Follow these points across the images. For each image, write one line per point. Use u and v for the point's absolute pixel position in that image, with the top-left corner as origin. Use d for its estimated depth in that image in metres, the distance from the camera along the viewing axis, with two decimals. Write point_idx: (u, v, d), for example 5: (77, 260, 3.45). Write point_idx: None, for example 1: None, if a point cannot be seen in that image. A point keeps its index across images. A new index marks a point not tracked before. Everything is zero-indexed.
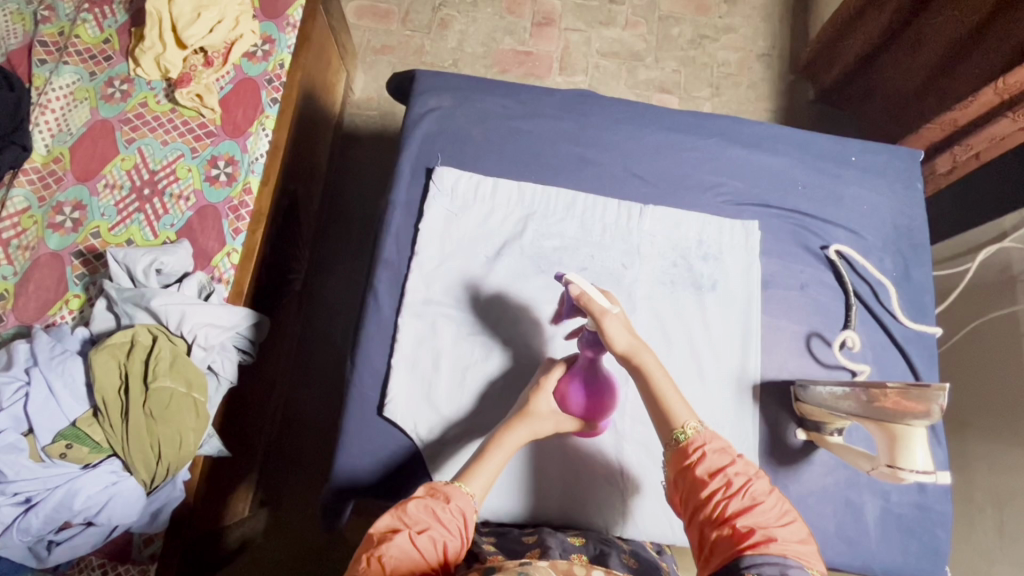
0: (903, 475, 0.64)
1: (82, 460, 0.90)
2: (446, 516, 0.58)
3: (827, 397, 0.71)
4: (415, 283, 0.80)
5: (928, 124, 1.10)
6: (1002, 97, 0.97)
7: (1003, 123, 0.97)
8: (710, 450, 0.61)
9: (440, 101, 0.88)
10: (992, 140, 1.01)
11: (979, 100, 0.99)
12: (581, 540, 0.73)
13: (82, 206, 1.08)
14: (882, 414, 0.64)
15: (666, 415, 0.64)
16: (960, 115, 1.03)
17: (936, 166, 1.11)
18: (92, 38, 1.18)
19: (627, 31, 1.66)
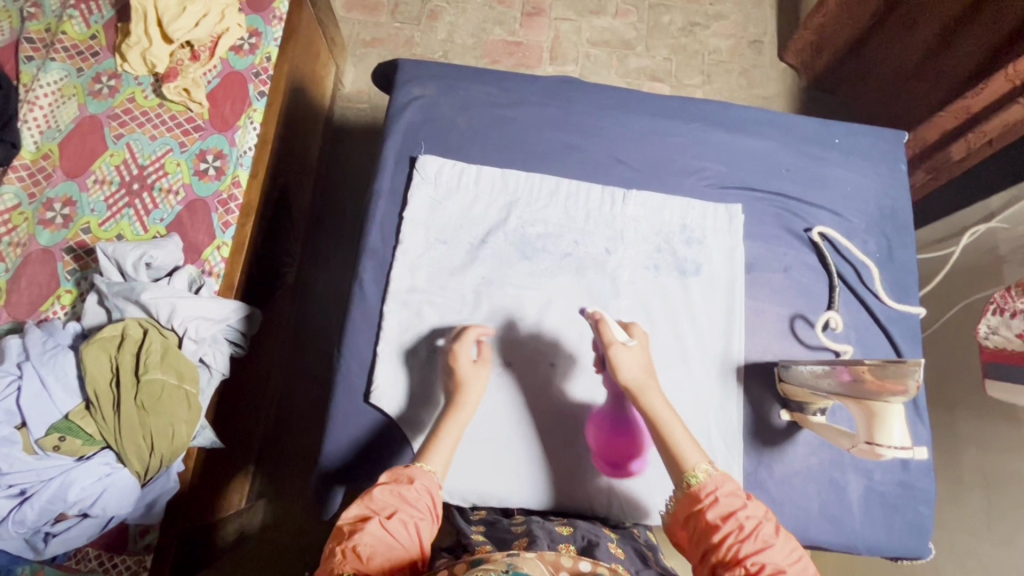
0: (882, 452, 0.64)
1: (76, 452, 0.91)
2: (412, 496, 0.61)
3: (807, 378, 0.72)
4: (400, 271, 0.81)
5: (942, 112, 1.06)
6: (1013, 83, 0.92)
7: (1016, 108, 0.92)
8: (722, 494, 0.59)
9: (423, 90, 0.88)
10: (1005, 126, 0.95)
11: (993, 84, 0.95)
12: (569, 529, 0.72)
13: (72, 202, 1.09)
14: (857, 391, 0.64)
15: (674, 459, 0.63)
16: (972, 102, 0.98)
17: (951, 154, 1.06)
18: (79, 34, 1.18)
19: (617, 19, 1.66)
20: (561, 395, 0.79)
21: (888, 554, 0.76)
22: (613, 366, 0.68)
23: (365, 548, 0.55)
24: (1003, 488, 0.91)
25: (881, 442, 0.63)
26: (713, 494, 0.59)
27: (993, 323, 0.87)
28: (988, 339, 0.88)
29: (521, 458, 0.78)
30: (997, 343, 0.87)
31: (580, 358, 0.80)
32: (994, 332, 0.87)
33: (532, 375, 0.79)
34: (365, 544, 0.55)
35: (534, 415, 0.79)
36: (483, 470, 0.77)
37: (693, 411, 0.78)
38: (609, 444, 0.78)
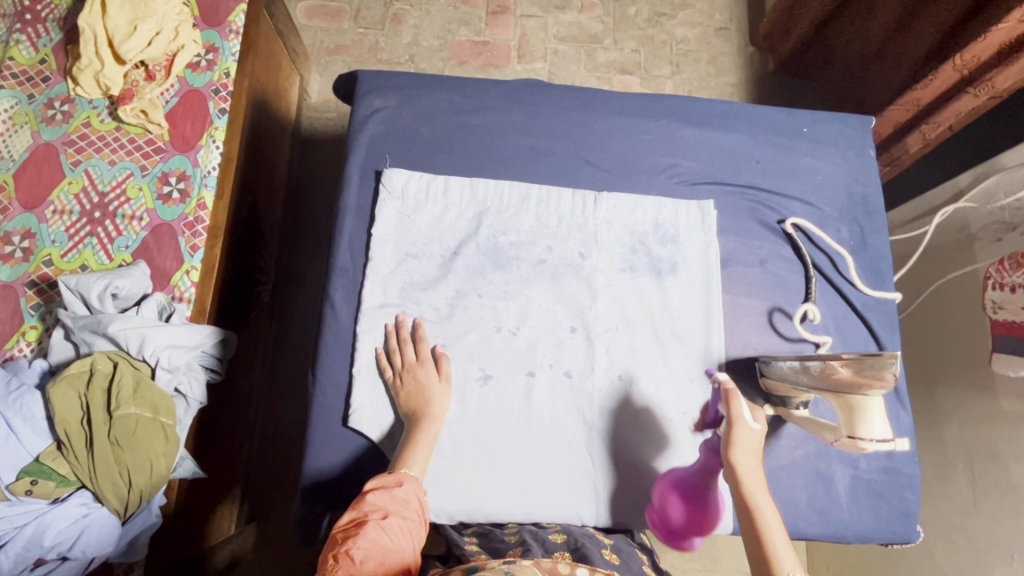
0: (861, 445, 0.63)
1: (50, 495, 0.88)
2: (402, 498, 0.63)
3: (786, 374, 0.72)
4: (372, 289, 0.79)
5: (893, 105, 1.10)
6: (961, 74, 0.97)
7: (965, 99, 0.98)
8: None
9: (385, 101, 0.86)
10: (958, 115, 1.01)
11: (940, 76, 0.99)
12: (562, 537, 0.72)
13: (31, 234, 1.05)
14: (834, 383, 0.64)
15: (763, 552, 0.58)
16: (922, 94, 1.04)
17: (908, 146, 1.12)
18: (27, 59, 1.14)
19: (584, 14, 1.64)
20: (545, 406, 0.77)
21: (877, 540, 0.77)
22: (730, 441, 0.64)
23: (361, 550, 0.55)
24: (987, 464, 0.92)
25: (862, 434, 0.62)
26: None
27: (996, 299, 0.93)
28: (996, 313, 0.92)
29: (506, 472, 0.75)
30: (1005, 316, 0.90)
31: (564, 366, 0.79)
32: (1000, 306, 0.92)
33: (514, 387, 0.78)
34: (362, 546, 0.56)
35: (520, 427, 0.77)
36: (471, 486, 0.74)
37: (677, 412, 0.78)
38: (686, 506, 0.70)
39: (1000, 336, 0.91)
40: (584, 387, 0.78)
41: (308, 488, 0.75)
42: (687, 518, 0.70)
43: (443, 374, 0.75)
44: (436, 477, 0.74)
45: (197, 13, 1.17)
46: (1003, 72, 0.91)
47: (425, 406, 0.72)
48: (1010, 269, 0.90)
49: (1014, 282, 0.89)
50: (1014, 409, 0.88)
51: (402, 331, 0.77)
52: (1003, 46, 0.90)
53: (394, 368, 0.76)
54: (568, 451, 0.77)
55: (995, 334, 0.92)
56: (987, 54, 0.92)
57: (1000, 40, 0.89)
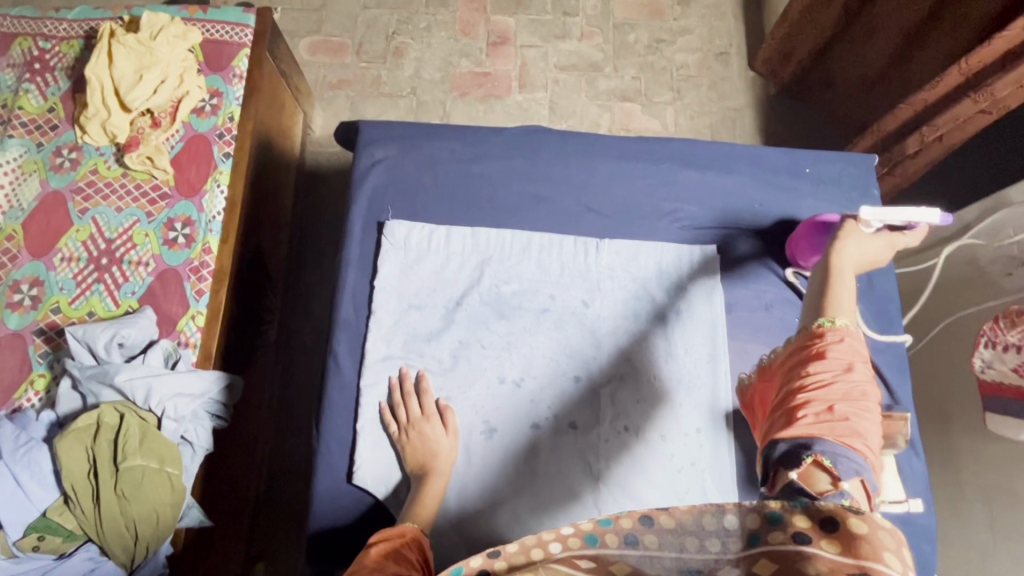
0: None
1: (57, 549, 0.89)
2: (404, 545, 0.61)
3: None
4: (375, 342, 0.79)
5: (899, 107, 1.11)
6: (966, 77, 0.98)
7: (965, 105, 0.98)
8: (839, 345, 0.56)
9: (386, 151, 0.87)
10: (956, 122, 1.01)
11: (948, 78, 1.01)
12: None
13: (40, 282, 1.07)
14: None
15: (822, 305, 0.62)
16: (930, 95, 1.04)
17: (905, 149, 1.12)
18: (36, 108, 1.16)
19: (583, 42, 1.65)
20: (551, 457, 0.77)
21: None
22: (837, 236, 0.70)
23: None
24: (1005, 505, 0.90)
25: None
26: (838, 338, 0.57)
27: (986, 357, 0.94)
28: (985, 373, 0.94)
29: (512, 526, 0.74)
30: (993, 377, 0.92)
31: (568, 417, 0.78)
32: (989, 367, 0.93)
33: (519, 439, 0.77)
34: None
35: (525, 479, 0.76)
36: (477, 542, 0.73)
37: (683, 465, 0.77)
38: (812, 221, 0.81)
39: (990, 396, 0.93)
40: (589, 438, 0.77)
41: (315, 546, 0.74)
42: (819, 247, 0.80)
43: (449, 428, 0.75)
44: (441, 535, 0.73)
45: (202, 59, 1.19)
46: (1004, 79, 0.91)
47: (431, 461, 0.72)
48: (1005, 327, 0.90)
49: (1007, 341, 0.90)
50: None
51: (406, 384, 0.77)
52: (1011, 50, 0.91)
53: (399, 422, 0.75)
54: (574, 503, 0.75)
55: (984, 394, 0.94)
56: (994, 57, 0.93)
57: (1007, 44, 0.91)
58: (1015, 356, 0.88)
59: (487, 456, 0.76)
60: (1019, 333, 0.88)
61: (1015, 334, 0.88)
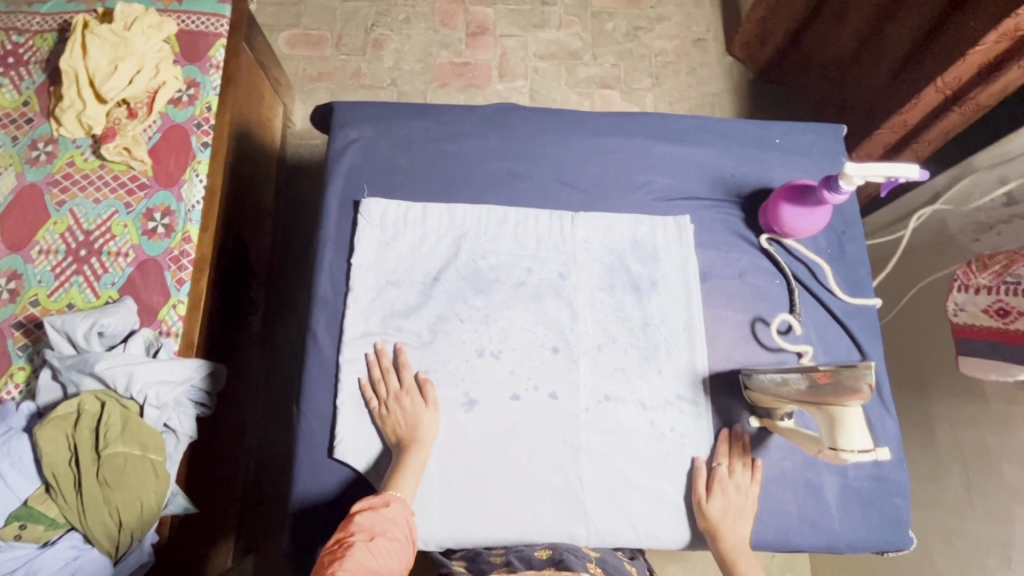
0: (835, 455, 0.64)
1: (40, 538, 0.88)
2: (389, 516, 0.63)
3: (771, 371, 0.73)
4: (354, 318, 0.80)
5: (880, 129, 1.12)
6: (944, 95, 1.00)
7: (952, 117, 1.01)
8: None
9: (361, 131, 0.87)
10: (945, 131, 1.05)
11: (925, 97, 1.02)
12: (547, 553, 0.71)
13: (17, 275, 1.06)
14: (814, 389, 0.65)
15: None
16: (911, 117, 1.06)
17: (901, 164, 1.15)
18: (10, 102, 1.15)
19: (562, 31, 1.66)
20: (531, 427, 0.78)
21: (870, 550, 0.76)
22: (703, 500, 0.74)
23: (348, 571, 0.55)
24: (979, 464, 0.92)
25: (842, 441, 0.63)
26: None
27: (959, 300, 0.86)
28: (956, 316, 0.87)
29: (494, 497, 0.75)
30: (965, 319, 0.85)
31: (548, 389, 0.79)
32: (961, 309, 0.85)
33: (499, 411, 0.78)
34: (349, 566, 0.55)
35: (506, 450, 0.77)
36: (460, 512, 0.74)
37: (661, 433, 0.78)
38: (791, 185, 0.81)
39: (963, 340, 0.85)
40: (569, 408, 0.78)
41: (299, 521, 0.74)
42: (793, 216, 0.81)
43: (429, 400, 0.75)
44: (424, 505, 0.74)
45: (178, 50, 1.18)
46: (985, 91, 0.95)
47: (412, 433, 0.73)
48: (977, 270, 0.84)
49: (979, 284, 0.84)
50: (1004, 410, 0.88)
51: (383, 360, 0.78)
52: (984, 65, 0.93)
53: (380, 397, 0.76)
54: (555, 473, 0.76)
55: (956, 337, 0.86)
56: (969, 75, 0.95)
57: (979, 60, 0.92)
58: (987, 298, 0.82)
59: (466, 428, 0.77)
60: (991, 274, 0.82)
61: (987, 275, 0.82)
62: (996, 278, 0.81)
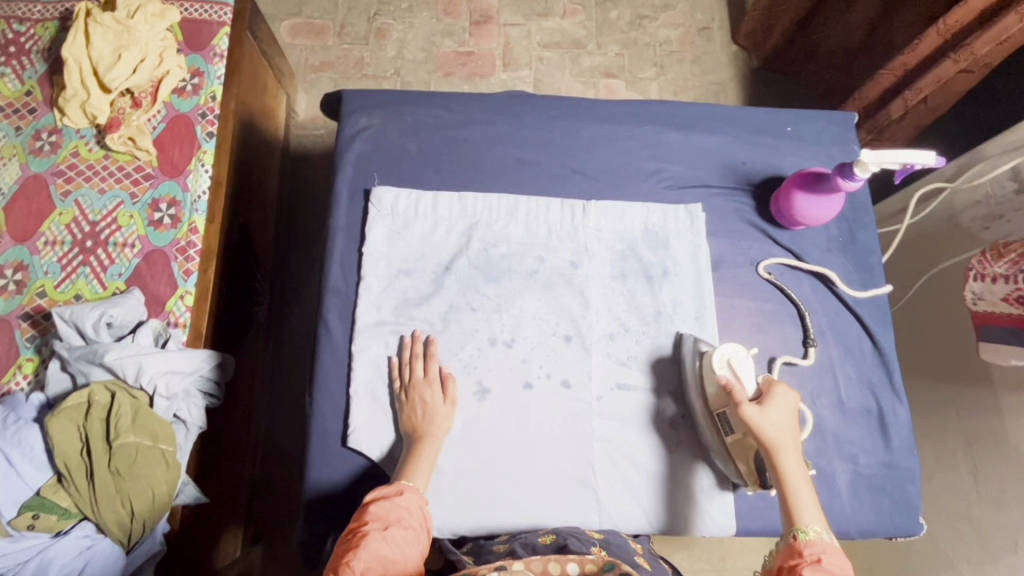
0: (762, 436, 0.67)
1: (53, 528, 0.88)
2: (405, 505, 0.63)
3: (704, 424, 0.75)
4: (366, 307, 0.79)
5: (879, 72, 1.13)
6: (945, 38, 1.01)
7: (947, 65, 1.02)
8: (829, 561, 0.59)
9: (370, 119, 0.87)
10: (937, 83, 1.06)
11: (925, 41, 1.03)
12: (550, 538, 0.70)
13: (23, 266, 1.05)
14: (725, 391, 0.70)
15: (791, 516, 0.64)
16: (908, 59, 1.07)
17: (890, 114, 1.16)
18: (13, 92, 1.14)
19: (566, 20, 1.65)
20: (542, 415, 0.78)
21: (879, 535, 0.77)
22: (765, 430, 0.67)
23: (361, 562, 0.56)
24: (987, 450, 0.93)
25: (754, 407, 0.68)
26: (817, 555, 0.59)
27: (976, 290, 0.86)
28: (976, 304, 0.86)
29: (505, 483, 0.75)
30: (985, 307, 0.85)
31: (560, 377, 0.79)
32: (980, 298, 0.86)
33: (512, 400, 0.78)
34: (362, 557, 0.57)
35: (518, 438, 0.77)
36: (472, 500, 0.74)
37: (675, 421, 0.78)
38: (803, 173, 0.81)
39: (982, 326, 0.86)
40: (580, 397, 0.78)
41: (313, 510, 0.75)
42: (809, 203, 0.80)
43: (449, 396, 0.75)
44: (437, 492, 0.74)
45: (181, 38, 1.17)
46: (981, 38, 0.96)
47: (427, 425, 0.72)
48: (991, 259, 0.84)
49: (995, 272, 0.83)
50: (1012, 398, 0.88)
51: (415, 346, 0.78)
52: (987, 9, 0.94)
53: (403, 381, 0.76)
54: (566, 460, 0.77)
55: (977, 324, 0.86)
56: (970, 19, 0.96)
57: (982, 4, 0.94)
58: (1005, 287, 0.81)
59: (479, 416, 0.77)
60: (1006, 263, 0.81)
61: (1004, 264, 0.82)
62: (1012, 266, 0.80)
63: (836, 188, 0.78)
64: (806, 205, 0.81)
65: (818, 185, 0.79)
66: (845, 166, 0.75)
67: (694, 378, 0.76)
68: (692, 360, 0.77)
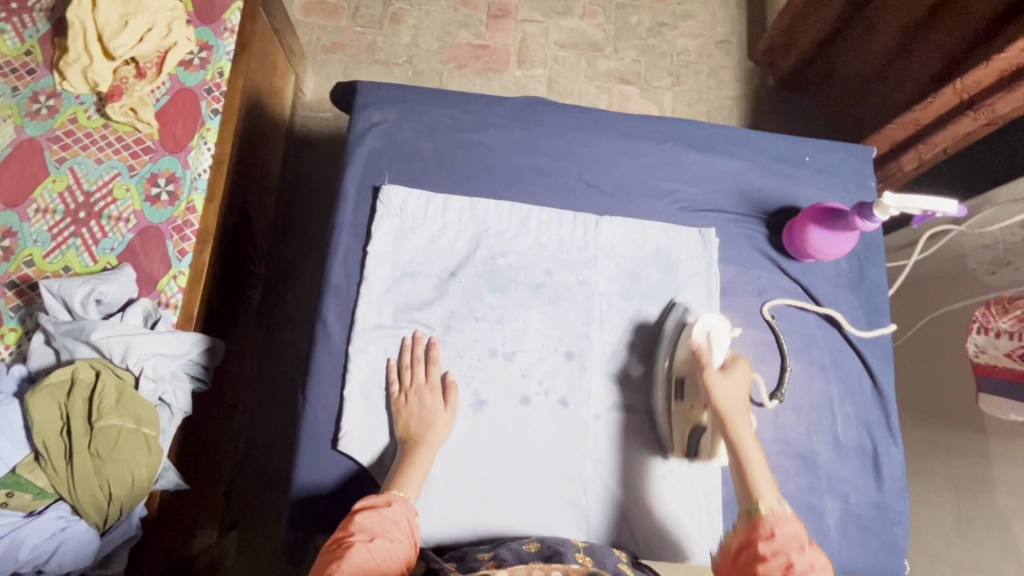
0: (717, 403, 0.67)
1: (27, 507, 0.86)
2: (391, 519, 0.61)
3: (658, 385, 0.76)
4: (367, 309, 0.78)
5: (892, 124, 1.15)
6: (961, 98, 1.02)
7: (964, 122, 1.03)
8: (781, 532, 0.57)
9: (384, 114, 0.84)
10: (957, 138, 1.07)
11: (941, 98, 1.05)
12: (537, 546, 0.67)
13: (12, 233, 1.01)
14: (695, 357, 0.71)
15: (747, 489, 0.62)
16: (921, 115, 1.09)
17: (903, 166, 1.18)
18: (12, 50, 1.09)
19: (586, 20, 1.62)
20: (539, 433, 0.77)
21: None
22: (715, 395, 0.67)
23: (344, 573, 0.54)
24: (972, 493, 0.93)
25: (718, 376, 0.68)
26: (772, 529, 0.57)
27: (979, 342, 0.88)
28: (978, 356, 0.88)
29: (497, 495, 0.74)
30: (987, 360, 0.86)
31: (558, 395, 0.78)
32: (982, 351, 0.87)
33: (509, 415, 0.77)
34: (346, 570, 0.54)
35: (511, 453, 0.76)
36: (461, 512, 0.73)
37: (626, 390, 0.79)
38: (820, 207, 0.81)
39: (983, 378, 0.87)
40: (578, 416, 0.78)
41: (297, 511, 0.73)
42: (823, 238, 0.80)
43: (450, 403, 0.74)
44: (426, 502, 0.73)
45: (191, 9, 1.13)
46: (1001, 99, 0.96)
47: (423, 432, 0.71)
48: (998, 313, 0.86)
49: (1000, 327, 0.85)
50: (1001, 445, 0.89)
51: (416, 349, 0.76)
52: (1005, 72, 0.94)
53: (402, 385, 0.74)
54: (559, 479, 0.76)
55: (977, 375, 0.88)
56: (988, 80, 0.97)
57: (1002, 66, 0.94)
58: (1009, 342, 0.83)
59: (477, 428, 0.76)
60: (1012, 319, 0.83)
61: (1009, 320, 0.83)
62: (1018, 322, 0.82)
63: (855, 225, 0.78)
64: (820, 239, 0.80)
65: (834, 223, 0.79)
66: (866, 205, 0.75)
67: (670, 342, 0.77)
68: (672, 330, 0.78)
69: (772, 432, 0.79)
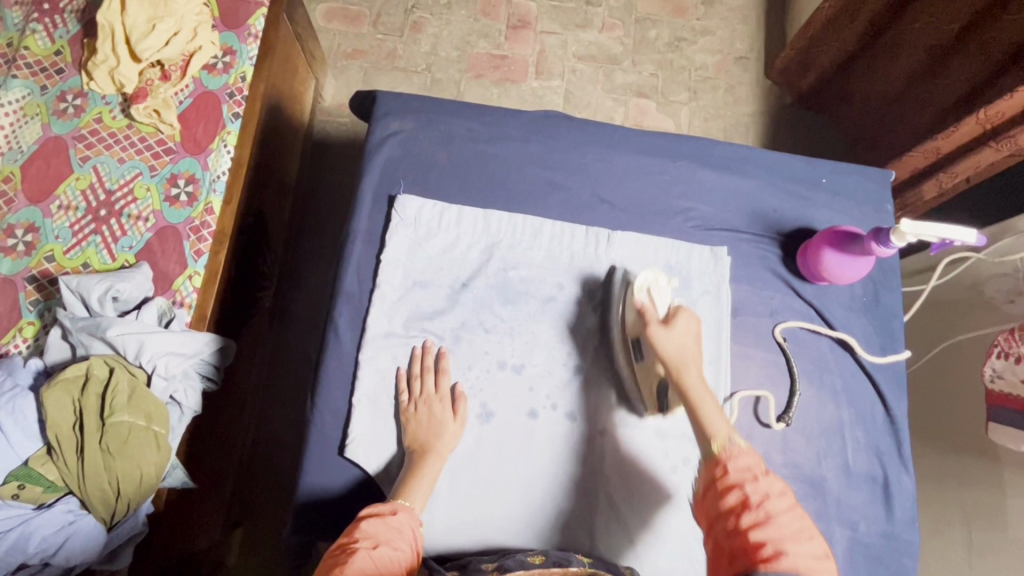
0: (666, 356, 0.70)
1: (37, 500, 0.87)
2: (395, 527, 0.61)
3: (617, 346, 0.78)
4: (378, 317, 0.78)
5: (913, 152, 1.15)
6: (984, 127, 1.01)
7: (987, 152, 1.02)
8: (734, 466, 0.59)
9: (402, 124, 0.85)
10: (978, 167, 1.05)
11: (963, 127, 1.03)
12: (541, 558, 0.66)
13: (35, 228, 1.03)
14: (640, 314, 0.74)
15: (702, 430, 0.63)
16: (943, 143, 1.08)
17: (923, 194, 1.17)
18: (42, 49, 1.12)
19: (604, 33, 1.63)
20: (545, 446, 0.77)
21: None
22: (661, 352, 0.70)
23: None
24: (983, 524, 0.91)
25: (661, 328, 0.71)
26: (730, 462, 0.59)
27: (997, 367, 0.88)
28: (994, 382, 0.89)
29: (502, 507, 0.74)
30: (1003, 387, 0.87)
31: (566, 409, 0.78)
32: (999, 375, 0.88)
33: (517, 426, 0.77)
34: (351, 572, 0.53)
35: (517, 465, 0.76)
36: (467, 522, 0.73)
37: (584, 345, 0.80)
38: (835, 230, 0.80)
39: (995, 407, 0.88)
40: (583, 429, 0.78)
41: (301, 513, 0.74)
42: (834, 260, 0.80)
43: (458, 414, 0.74)
44: (430, 511, 0.73)
45: (217, 14, 1.15)
46: None
47: (431, 441, 0.72)
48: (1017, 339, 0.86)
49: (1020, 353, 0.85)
50: (1014, 476, 0.87)
51: (426, 359, 0.77)
52: None
53: (412, 394, 0.75)
54: (563, 493, 0.76)
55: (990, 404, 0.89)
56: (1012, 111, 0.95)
57: None
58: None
59: (486, 438, 0.76)
60: None
61: None
62: None
63: (869, 251, 0.77)
64: (832, 261, 0.80)
65: (848, 246, 0.79)
66: (881, 230, 0.74)
67: (620, 303, 0.79)
68: (619, 290, 0.80)
69: (781, 455, 0.78)
